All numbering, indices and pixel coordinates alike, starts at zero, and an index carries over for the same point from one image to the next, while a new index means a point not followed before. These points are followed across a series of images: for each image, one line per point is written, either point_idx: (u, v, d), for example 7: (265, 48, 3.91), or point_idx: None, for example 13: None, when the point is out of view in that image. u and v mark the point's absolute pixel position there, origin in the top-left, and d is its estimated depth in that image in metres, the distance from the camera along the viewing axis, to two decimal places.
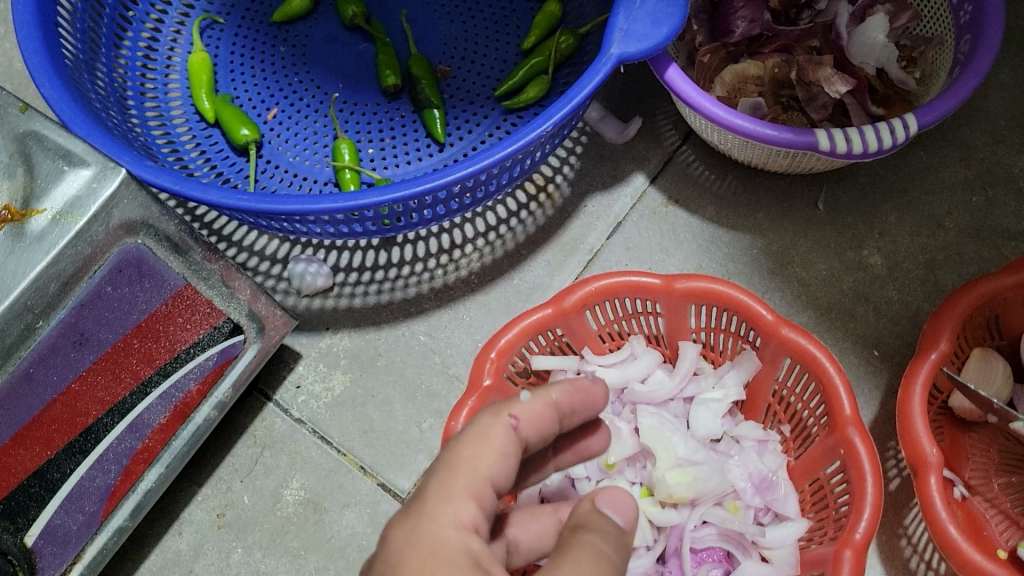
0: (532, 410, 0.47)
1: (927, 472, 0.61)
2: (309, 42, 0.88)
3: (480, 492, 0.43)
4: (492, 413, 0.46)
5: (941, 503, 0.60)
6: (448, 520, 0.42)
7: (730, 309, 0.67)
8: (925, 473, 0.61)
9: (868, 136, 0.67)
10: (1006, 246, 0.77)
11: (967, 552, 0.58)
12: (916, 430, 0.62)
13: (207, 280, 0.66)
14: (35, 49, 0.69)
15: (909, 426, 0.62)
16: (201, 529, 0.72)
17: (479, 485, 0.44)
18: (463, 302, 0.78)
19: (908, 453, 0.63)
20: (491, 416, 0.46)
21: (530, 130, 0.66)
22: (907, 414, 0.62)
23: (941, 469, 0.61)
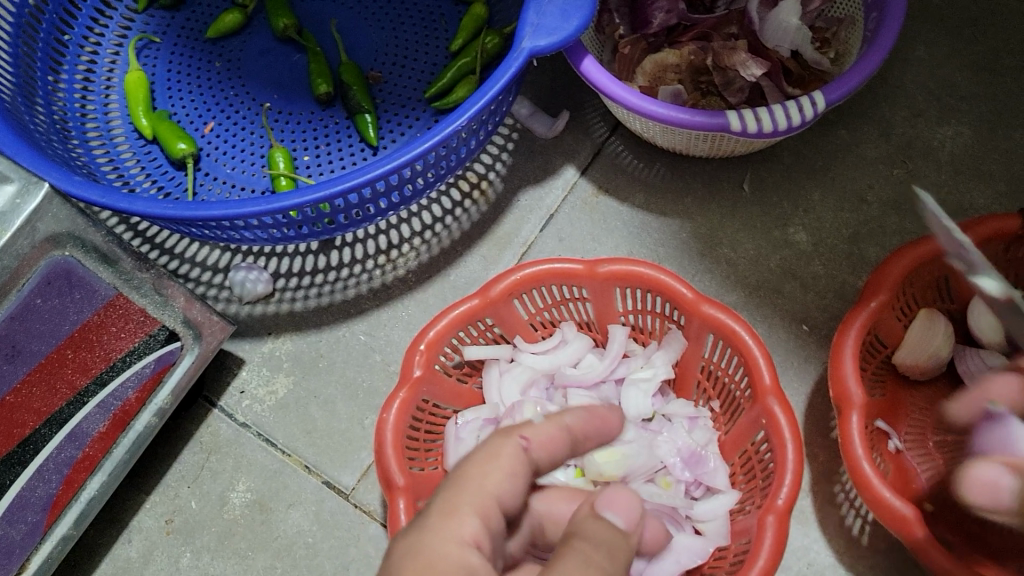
0: (543, 432, 0.49)
1: (849, 412, 0.63)
2: (244, 56, 0.89)
3: (485, 508, 0.44)
4: (504, 434, 0.48)
5: (860, 442, 0.62)
6: (448, 534, 0.42)
7: (653, 290, 0.68)
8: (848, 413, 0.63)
9: (778, 115, 0.69)
10: (927, 216, 0.79)
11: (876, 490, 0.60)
12: (845, 371, 0.64)
13: (140, 289, 0.67)
14: None
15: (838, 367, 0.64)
16: (150, 536, 0.73)
17: (485, 502, 0.44)
18: (402, 301, 0.80)
19: (834, 395, 0.64)
20: (504, 437, 0.48)
21: (447, 125, 0.68)
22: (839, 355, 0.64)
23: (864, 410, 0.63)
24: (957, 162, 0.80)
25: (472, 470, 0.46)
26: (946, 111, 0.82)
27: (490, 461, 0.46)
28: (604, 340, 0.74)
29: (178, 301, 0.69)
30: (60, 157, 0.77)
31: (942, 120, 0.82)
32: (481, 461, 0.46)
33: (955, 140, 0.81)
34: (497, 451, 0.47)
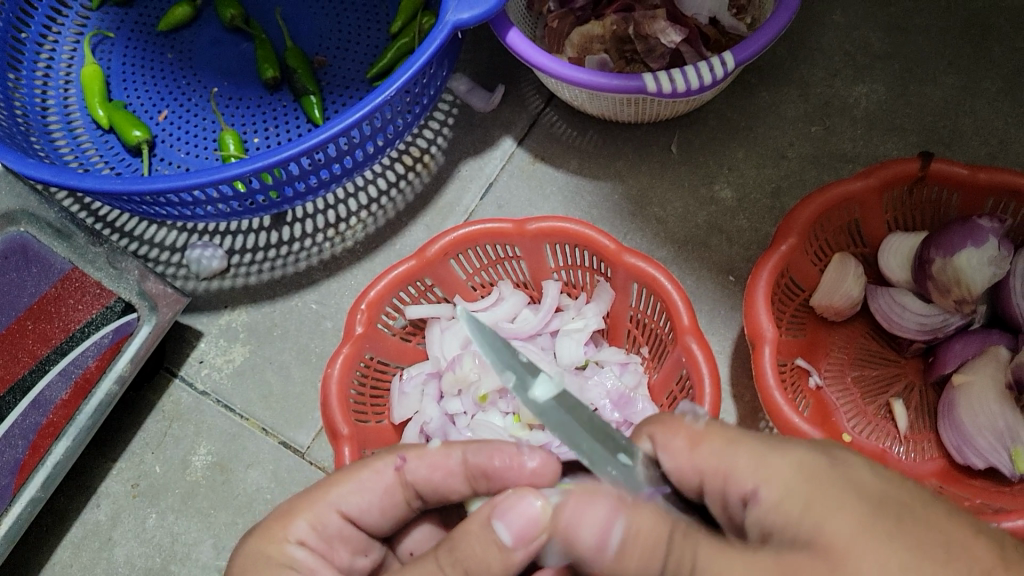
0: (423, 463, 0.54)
1: (761, 345, 0.67)
2: (194, 47, 0.93)
3: (319, 516, 0.53)
4: (389, 451, 0.54)
5: (771, 372, 0.66)
6: (276, 533, 0.52)
7: (579, 244, 0.73)
8: (761, 346, 0.67)
9: (689, 75, 0.73)
10: (843, 169, 0.83)
11: (786, 417, 0.64)
12: (758, 307, 0.67)
13: (94, 263, 0.73)
14: None
15: (751, 305, 0.68)
16: (117, 500, 0.77)
17: (325, 509, 0.53)
18: (350, 270, 0.84)
19: (747, 329, 0.68)
20: (390, 452, 0.55)
21: (377, 95, 0.72)
22: (752, 294, 0.68)
23: (776, 343, 0.67)
24: (872, 117, 0.85)
25: (334, 493, 0.53)
26: (861, 70, 0.87)
27: (355, 491, 0.53)
28: (539, 296, 0.78)
29: (132, 274, 0.73)
30: (18, 146, 0.81)
31: (858, 79, 0.86)
32: (349, 486, 0.53)
33: (870, 97, 0.85)
34: (368, 482, 0.53)
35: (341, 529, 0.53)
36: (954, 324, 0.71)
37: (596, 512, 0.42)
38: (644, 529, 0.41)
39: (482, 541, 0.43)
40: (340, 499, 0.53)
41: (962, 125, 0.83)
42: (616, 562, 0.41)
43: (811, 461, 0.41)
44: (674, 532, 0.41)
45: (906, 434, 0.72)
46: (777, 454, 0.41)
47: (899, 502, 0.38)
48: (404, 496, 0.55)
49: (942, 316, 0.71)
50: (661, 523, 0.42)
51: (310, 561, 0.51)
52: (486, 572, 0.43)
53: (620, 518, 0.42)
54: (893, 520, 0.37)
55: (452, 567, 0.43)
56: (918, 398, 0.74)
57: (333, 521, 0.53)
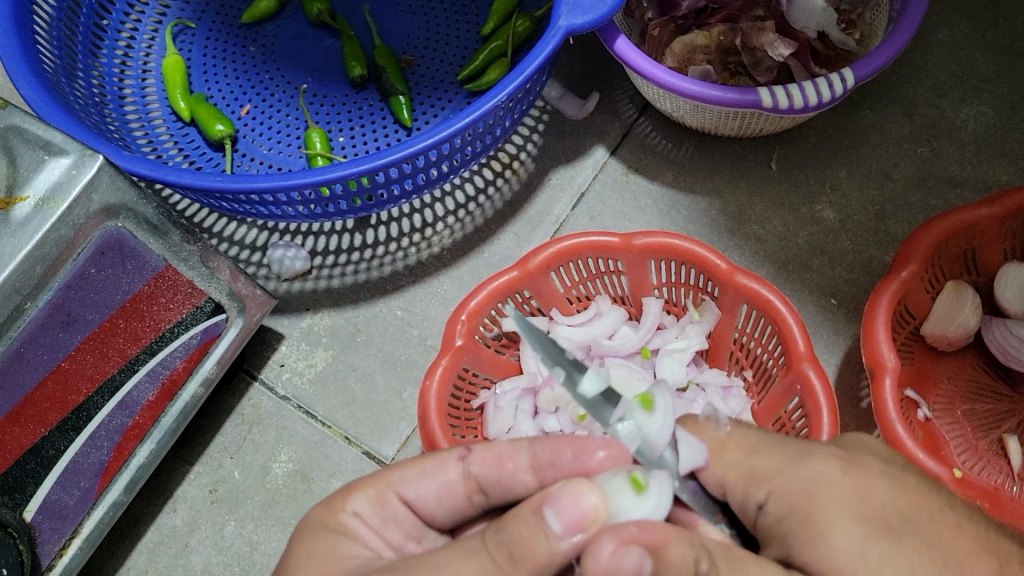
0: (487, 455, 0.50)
1: (882, 375, 0.64)
2: (277, 41, 0.91)
3: (378, 495, 0.50)
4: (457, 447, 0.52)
5: (893, 404, 0.63)
6: (336, 504, 0.50)
7: (687, 261, 0.70)
8: (882, 377, 0.64)
9: (807, 91, 0.71)
10: (951, 193, 0.80)
11: (910, 451, 0.62)
12: (878, 336, 0.65)
13: (187, 261, 0.68)
14: (22, 70, 0.70)
15: (871, 334, 0.65)
16: (194, 505, 0.75)
17: (383, 489, 0.51)
18: (437, 277, 0.82)
19: (866, 359, 0.66)
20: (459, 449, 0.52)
21: (486, 100, 0.71)
22: (871, 321, 0.66)
23: (898, 373, 0.64)
24: (980, 140, 0.82)
25: (398, 476, 0.51)
26: (969, 91, 0.84)
27: (422, 478, 0.51)
28: (637, 313, 0.76)
29: (224, 275, 0.71)
30: (100, 132, 0.78)
31: (965, 100, 0.84)
32: (412, 470, 0.51)
33: (978, 119, 0.83)
34: (437, 471, 0.51)
35: (396, 513, 0.51)
36: None
37: (629, 563, 0.40)
38: (674, 564, 0.40)
39: (530, 526, 0.41)
40: (402, 481, 0.50)
41: None
42: None
43: (824, 474, 0.45)
44: (700, 562, 0.41)
45: (1020, 472, 0.69)
46: (798, 465, 0.45)
47: (899, 518, 0.44)
48: (466, 490, 0.51)
49: None
50: (689, 553, 0.41)
51: (364, 533, 0.49)
52: (532, 558, 0.41)
53: (650, 562, 0.40)
54: (891, 542, 0.42)
55: (497, 550, 0.41)
56: None
57: (392, 503, 0.51)
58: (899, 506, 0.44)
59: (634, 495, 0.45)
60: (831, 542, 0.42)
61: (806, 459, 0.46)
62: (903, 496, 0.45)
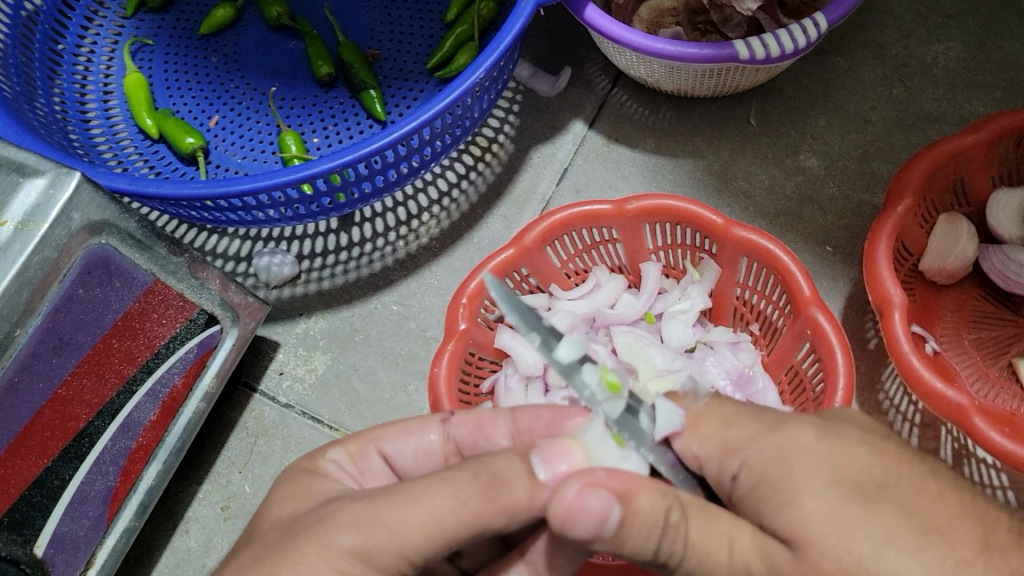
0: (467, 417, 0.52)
1: (890, 311, 0.64)
2: (239, 49, 0.89)
3: (362, 449, 0.51)
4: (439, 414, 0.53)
5: (905, 338, 0.63)
6: (322, 454, 0.50)
7: (682, 221, 0.69)
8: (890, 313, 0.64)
9: (783, 39, 0.71)
10: (931, 129, 0.81)
11: (928, 382, 0.61)
12: (882, 272, 0.65)
13: (176, 274, 0.67)
14: None
15: (874, 271, 0.65)
16: (207, 524, 0.73)
17: (368, 444, 0.51)
18: (428, 268, 0.80)
19: (872, 298, 0.65)
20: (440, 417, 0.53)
21: (463, 79, 0.70)
22: (873, 259, 0.66)
23: (906, 307, 0.64)
24: (953, 75, 0.82)
25: (381, 431, 0.51)
26: (936, 29, 0.84)
27: (405, 436, 0.52)
28: (636, 280, 0.75)
29: (214, 284, 0.70)
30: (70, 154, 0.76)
31: (933, 38, 0.84)
32: (396, 429, 0.52)
33: (948, 55, 0.83)
34: (417, 431, 0.52)
35: (374, 467, 0.51)
36: None
37: (597, 502, 0.39)
38: (644, 511, 0.40)
39: (515, 467, 0.42)
40: (384, 437, 0.51)
41: None
42: (613, 539, 0.40)
43: (800, 441, 0.41)
44: (671, 513, 0.40)
45: None
46: (772, 435, 0.42)
47: (872, 480, 0.40)
48: (442, 452, 0.53)
49: None
50: (661, 503, 0.40)
51: (341, 476, 0.49)
52: (509, 498, 0.41)
53: (619, 506, 0.39)
54: (870, 505, 0.39)
55: (473, 477, 0.41)
56: None
57: (373, 458, 0.51)
58: (882, 474, 0.40)
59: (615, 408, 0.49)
60: (799, 502, 0.39)
61: (784, 426, 0.43)
62: (884, 464, 0.41)
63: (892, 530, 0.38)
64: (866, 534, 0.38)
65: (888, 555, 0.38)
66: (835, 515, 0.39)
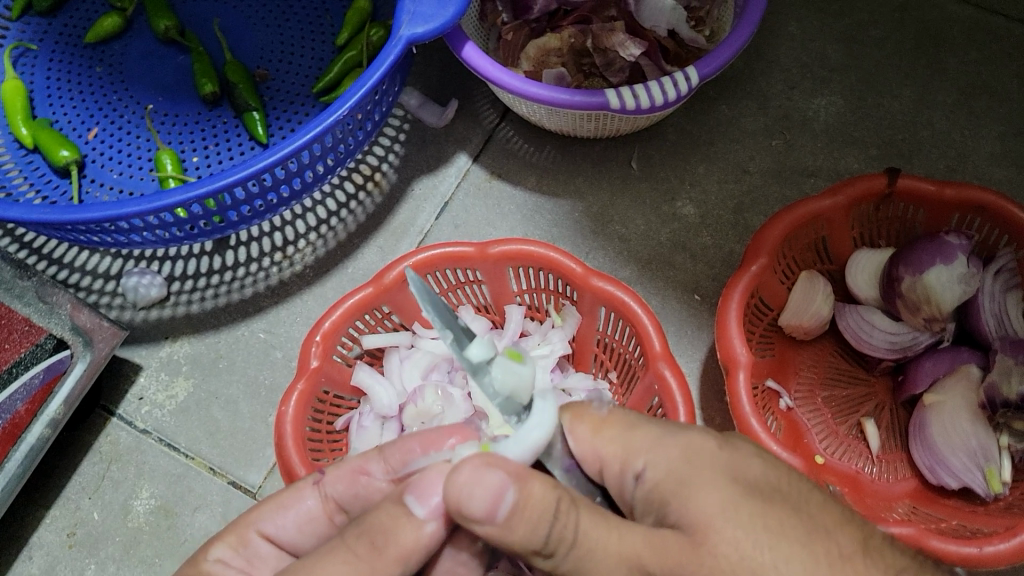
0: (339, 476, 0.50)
1: (735, 371, 0.65)
2: (125, 60, 0.87)
3: (242, 537, 0.50)
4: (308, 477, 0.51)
5: (747, 398, 0.64)
6: (207, 553, 0.49)
7: (544, 268, 0.70)
8: (735, 372, 0.65)
9: (654, 91, 0.71)
10: (806, 183, 0.82)
11: (764, 445, 0.62)
12: (730, 331, 0.65)
13: (21, 297, 0.69)
14: None
15: (724, 329, 0.66)
16: (52, 551, 0.72)
17: (247, 531, 0.50)
18: (300, 296, 0.80)
19: (721, 355, 0.66)
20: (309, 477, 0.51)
21: (328, 115, 0.69)
22: (723, 317, 0.66)
23: (751, 367, 0.65)
24: (831, 130, 0.84)
25: (256, 513, 0.50)
26: (819, 82, 0.85)
27: (280, 510, 0.50)
28: (501, 321, 0.75)
29: (65, 309, 0.70)
30: None
31: (816, 91, 0.85)
32: (271, 506, 0.50)
33: (829, 109, 0.84)
34: (294, 503, 0.50)
35: (260, 552, 0.50)
36: (922, 342, 0.70)
37: (490, 481, 0.38)
38: (534, 499, 0.39)
39: (391, 515, 0.42)
40: (260, 519, 0.50)
41: (921, 137, 0.83)
42: (503, 524, 0.39)
43: (702, 445, 0.42)
44: (562, 503, 0.39)
45: (879, 454, 0.71)
46: (674, 438, 0.43)
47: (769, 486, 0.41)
48: (326, 512, 0.51)
49: (910, 334, 0.70)
50: (551, 492, 0.39)
51: (229, 575, 0.49)
52: (394, 544, 0.42)
53: (515, 488, 0.38)
54: (766, 502, 0.40)
55: (356, 541, 0.42)
56: (889, 417, 0.72)
57: (255, 541, 0.50)
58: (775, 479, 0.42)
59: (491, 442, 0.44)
60: (703, 499, 0.40)
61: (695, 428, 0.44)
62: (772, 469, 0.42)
63: (779, 531, 0.39)
64: (762, 528, 0.39)
65: (773, 554, 0.39)
66: (741, 508, 0.40)
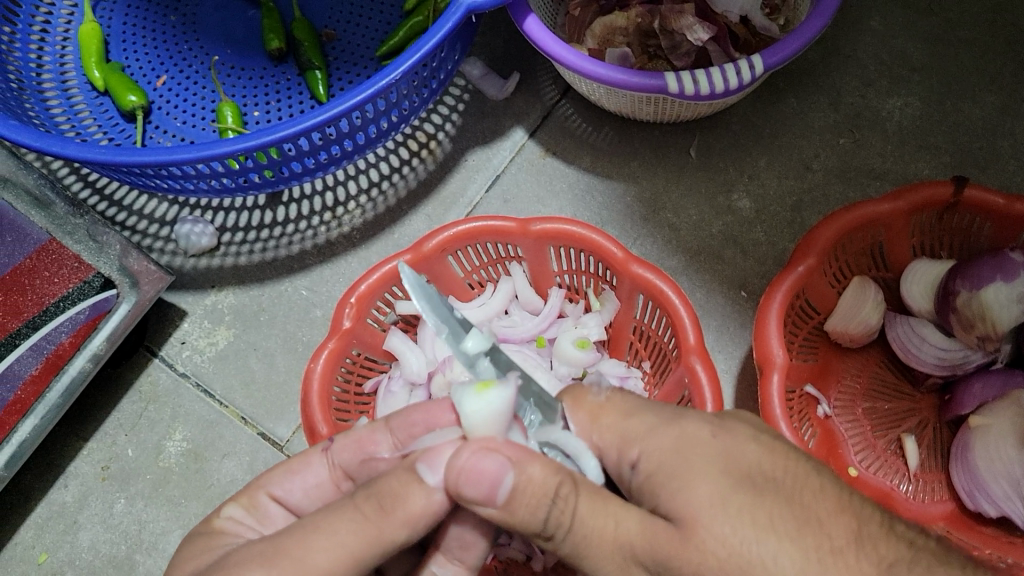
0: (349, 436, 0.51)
1: (770, 372, 0.63)
2: (198, 11, 0.88)
3: (254, 500, 0.48)
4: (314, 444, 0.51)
5: (778, 401, 0.62)
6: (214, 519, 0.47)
7: (585, 249, 0.68)
8: (770, 373, 0.63)
9: (715, 78, 0.69)
10: (871, 186, 0.79)
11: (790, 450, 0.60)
12: (769, 330, 0.63)
13: (72, 234, 0.70)
14: None
15: (763, 326, 0.64)
16: (86, 482, 0.74)
17: (257, 494, 0.49)
18: (345, 257, 0.80)
19: (756, 354, 0.64)
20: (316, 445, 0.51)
21: (380, 77, 0.69)
22: (764, 315, 0.64)
23: (786, 370, 0.63)
24: (904, 133, 0.80)
25: (265, 475, 0.49)
26: (897, 82, 0.82)
27: (290, 475, 0.50)
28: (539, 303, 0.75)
29: (114, 249, 0.71)
30: (14, 114, 0.75)
31: (892, 91, 0.82)
32: (281, 470, 0.50)
33: (904, 110, 0.81)
34: (303, 468, 0.50)
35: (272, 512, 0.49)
36: (974, 361, 0.67)
37: (490, 465, 0.39)
38: (535, 482, 0.39)
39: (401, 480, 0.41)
40: (270, 480, 0.49)
41: (1000, 148, 0.78)
42: (504, 507, 0.39)
43: (695, 435, 0.42)
44: (562, 487, 0.40)
45: (916, 473, 0.68)
46: (670, 427, 0.42)
47: (761, 474, 0.40)
48: (334, 478, 0.51)
49: (962, 351, 0.67)
50: (552, 477, 0.40)
51: (240, 529, 0.47)
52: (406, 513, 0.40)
53: (513, 472, 0.39)
54: (759, 493, 0.39)
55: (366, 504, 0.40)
56: (931, 436, 0.69)
57: (267, 505, 0.49)
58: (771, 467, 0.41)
59: (473, 394, 0.44)
60: (693, 487, 0.40)
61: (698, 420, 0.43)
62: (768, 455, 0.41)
63: (774, 519, 0.38)
64: (751, 521, 0.38)
65: (768, 539, 0.38)
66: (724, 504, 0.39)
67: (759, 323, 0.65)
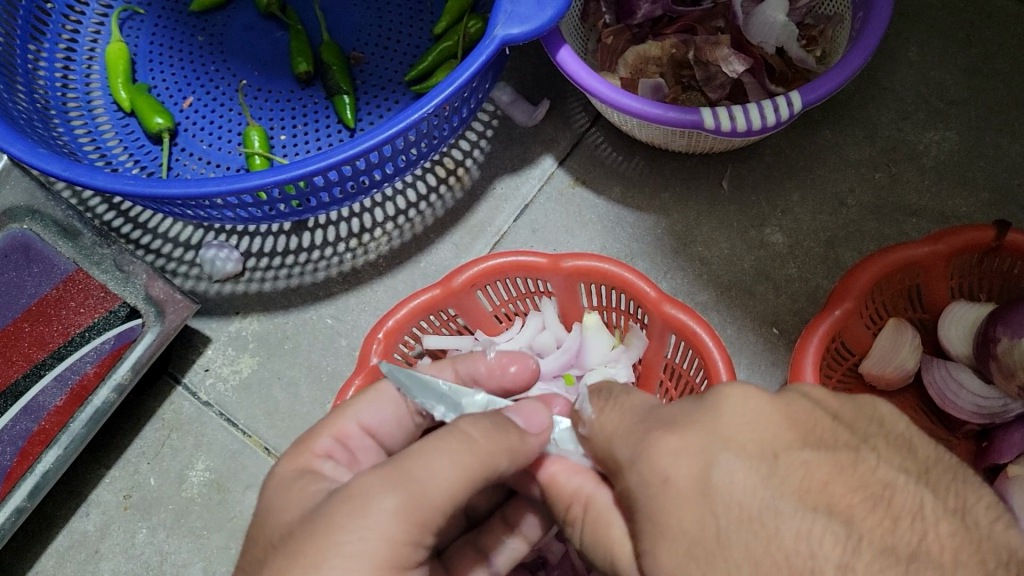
0: None
1: None
2: (226, 31, 0.88)
3: (341, 431, 0.50)
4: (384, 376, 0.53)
5: None
6: (303, 449, 0.48)
7: (616, 287, 0.67)
8: None
9: (752, 114, 0.68)
10: (907, 223, 0.77)
11: None
12: (806, 376, 0.61)
13: (99, 264, 0.71)
14: None
15: (799, 372, 0.62)
16: (108, 510, 0.74)
17: (343, 426, 0.50)
18: (371, 286, 0.79)
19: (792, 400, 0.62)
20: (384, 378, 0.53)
21: (412, 111, 0.68)
22: (801, 360, 0.62)
23: None
24: (941, 168, 0.78)
25: (354, 406, 0.51)
26: (934, 115, 0.80)
27: (373, 404, 0.51)
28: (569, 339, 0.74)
29: (140, 278, 0.71)
30: (41, 138, 0.75)
31: (929, 124, 0.80)
32: (363, 398, 0.51)
33: (941, 145, 0.79)
34: (383, 396, 0.52)
35: (362, 443, 0.51)
36: (1013, 410, 0.65)
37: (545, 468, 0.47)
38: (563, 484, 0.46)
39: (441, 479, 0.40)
40: (358, 410, 0.50)
41: None
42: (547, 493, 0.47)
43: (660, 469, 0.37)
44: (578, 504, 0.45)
45: None
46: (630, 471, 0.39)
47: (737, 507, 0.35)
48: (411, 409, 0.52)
49: (1001, 400, 0.65)
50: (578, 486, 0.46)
51: (336, 466, 0.47)
52: None
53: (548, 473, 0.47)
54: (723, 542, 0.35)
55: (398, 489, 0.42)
56: None
57: (355, 434, 0.50)
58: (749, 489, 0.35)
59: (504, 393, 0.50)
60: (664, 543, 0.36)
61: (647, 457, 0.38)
62: (723, 492, 0.35)
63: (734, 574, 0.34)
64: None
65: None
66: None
67: (795, 368, 0.63)
